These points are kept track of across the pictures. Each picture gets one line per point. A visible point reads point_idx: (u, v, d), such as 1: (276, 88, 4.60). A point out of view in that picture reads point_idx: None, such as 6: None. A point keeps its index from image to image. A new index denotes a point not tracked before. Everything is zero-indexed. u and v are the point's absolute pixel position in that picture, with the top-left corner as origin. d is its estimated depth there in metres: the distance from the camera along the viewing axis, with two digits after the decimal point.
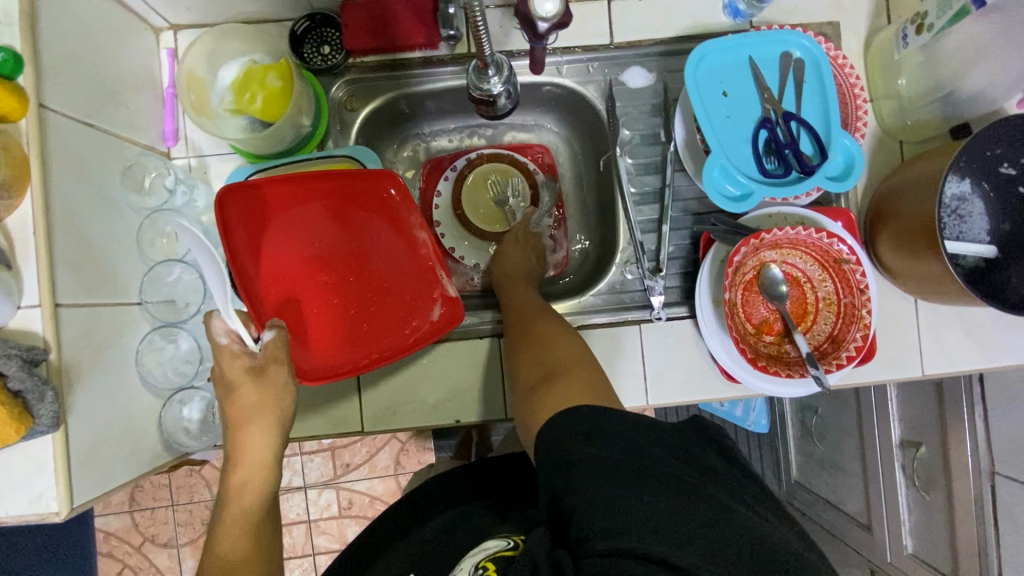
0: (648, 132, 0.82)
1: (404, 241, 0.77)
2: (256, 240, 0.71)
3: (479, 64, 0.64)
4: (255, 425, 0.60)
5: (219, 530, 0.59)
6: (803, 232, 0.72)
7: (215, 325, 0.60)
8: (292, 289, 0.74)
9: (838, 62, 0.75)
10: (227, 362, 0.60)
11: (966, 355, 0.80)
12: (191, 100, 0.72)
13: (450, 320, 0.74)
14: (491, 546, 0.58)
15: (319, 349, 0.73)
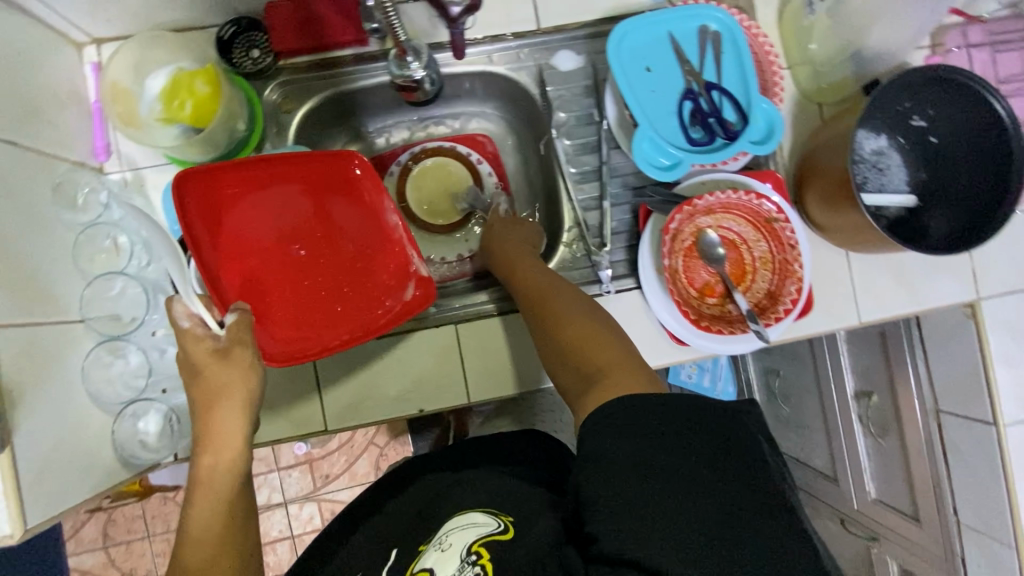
0: (582, 113, 0.84)
1: (373, 222, 0.78)
2: (216, 226, 0.71)
3: (398, 51, 0.66)
4: (224, 405, 0.61)
5: (191, 508, 0.58)
6: (734, 195, 0.76)
7: (176, 308, 0.62)
8: (258, 274, 0.74)
9: (753, 32, 0.79)
10: (192, 345, 0.62)
11: (898, 300, 0.85)
12: (120, 113, 0.72)
13: (421, 299, 0.74)
14: (479, 522, 0.59)
15: (290, 334, 0.74)
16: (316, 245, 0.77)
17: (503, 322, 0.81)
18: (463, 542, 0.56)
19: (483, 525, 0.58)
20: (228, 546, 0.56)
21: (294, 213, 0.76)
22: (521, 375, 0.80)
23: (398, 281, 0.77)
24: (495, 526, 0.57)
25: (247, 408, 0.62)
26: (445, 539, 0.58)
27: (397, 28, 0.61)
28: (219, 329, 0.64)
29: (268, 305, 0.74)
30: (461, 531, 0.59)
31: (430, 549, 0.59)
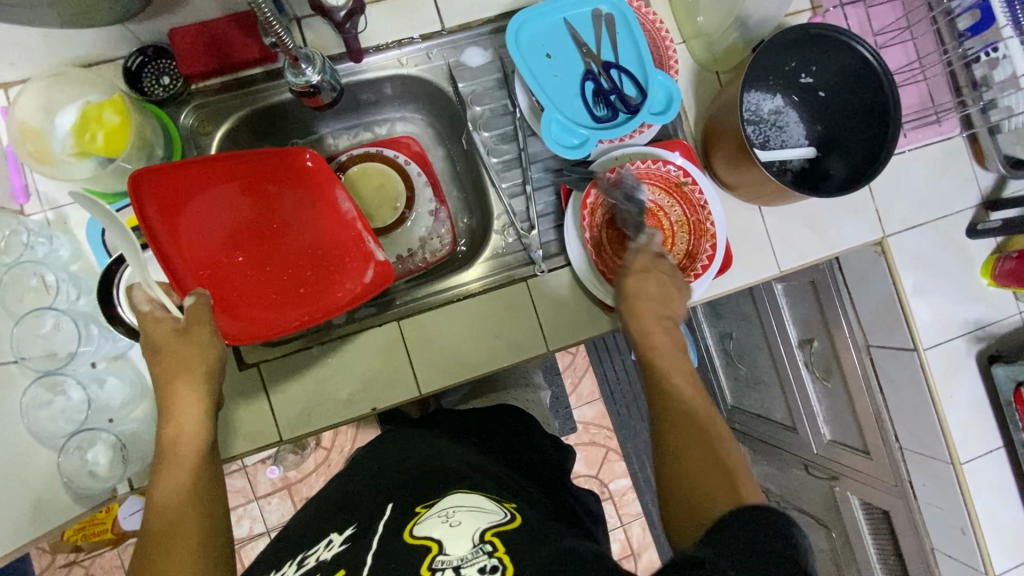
0: (497, 105, 0.88)
1: (327, 212, 0.82)
2: (168, 219, 0.69)
3: (290, 61, 0.68)
4: (187, 378, 0.62)
5: (161, 474, 0.57)
6: (643, 165, 0.80)
7: (136, 295, 0.65)
8: (212, 264, 0.74)
9: (643, 12, 0.84)
10: (151, 328, 0.64)
11: (811, 246, 0.91)
12: (31, 150, 0.72)
13: (385, 276, 0.79)
14: (488, 512, 0.53)
15: (252, 320, 0.75)
16: (268, 235, 0.80)
17: (443, 314, 0.83)
18: (474, 525, 0.49)
19: (490, 511, 0.53)
20: (194, 511, 0.56)
21: (244, 206, 0.78)
22: (466, 362, 0.83)
23: (357, 263, 0.82)
24: (502, 514, 0.53)
25: (209, 378, 0.63)
26: (453, 514, 0.51)
27: (285, 40, 0.63)
28: (178, 312, 0.65)
29: (228, 293, 0.74)
30: (470, 511, 0.52)
31: (431, 513, 0.53)
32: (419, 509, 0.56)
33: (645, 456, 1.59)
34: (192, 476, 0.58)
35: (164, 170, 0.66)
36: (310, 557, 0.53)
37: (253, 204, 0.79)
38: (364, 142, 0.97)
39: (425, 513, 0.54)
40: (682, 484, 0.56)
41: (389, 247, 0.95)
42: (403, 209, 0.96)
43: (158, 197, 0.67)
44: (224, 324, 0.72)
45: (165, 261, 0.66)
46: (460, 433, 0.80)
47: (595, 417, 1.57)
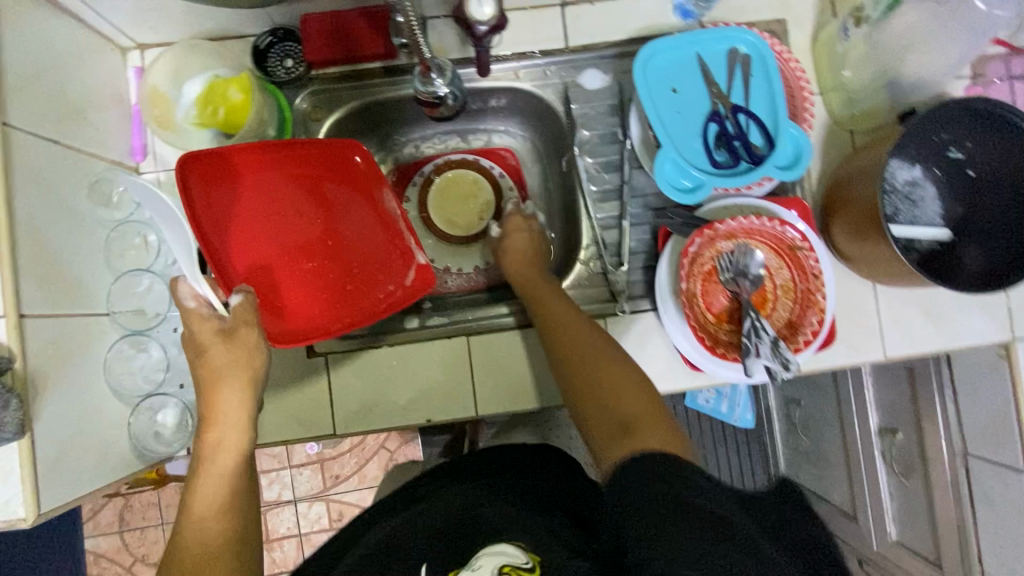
0: (606, 132, 0.84)
1: (374, 210, 0.79)
2: (222, 213, 0.72)
3: (422, 69, 0.67)
4: (228, 384, 0.61)
5: (196, 481, 0.58)
6: (757, 220, 0.74)
7: (181, 288, 0.62)
8: (263, 260, 0.76)
9: (784, 56, 0.77)
10: (197, 327, 0.62)
11: (927, 337, 0.82)
12: (156, 115, 0.75)
13: (425, 281, 0.77)
14: None
15: (299, 321, 0.75)
16: (317, 229, 0.79)
17: (511, 338, 0.80)
18: None
19: (514, 556, 0.58)
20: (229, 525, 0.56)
21: (298, 201, 0.78)
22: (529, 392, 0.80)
23: (399, 264, 0.78)
24: (525, 560, 0.57)
25: (252, 384, 0.63)
26: (481, 562, 0.58)
27: (422, 45, 0.61)
28: (224, 309, 0.64)
29: (270, 287, 0.75)
30: (498, 560, 0.57)
31: None
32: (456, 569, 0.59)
33: None
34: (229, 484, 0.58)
35: (209, 156, 0.68)
36: None
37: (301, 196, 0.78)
38: (462, 148, 0.95)
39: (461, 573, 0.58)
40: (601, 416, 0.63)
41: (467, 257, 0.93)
42: (488, 219, 0.94)
43: (205, 186, 0.69)
44: (269, 322, 0.74)
45: (213, 256, 0.69)
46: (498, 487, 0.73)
47: None
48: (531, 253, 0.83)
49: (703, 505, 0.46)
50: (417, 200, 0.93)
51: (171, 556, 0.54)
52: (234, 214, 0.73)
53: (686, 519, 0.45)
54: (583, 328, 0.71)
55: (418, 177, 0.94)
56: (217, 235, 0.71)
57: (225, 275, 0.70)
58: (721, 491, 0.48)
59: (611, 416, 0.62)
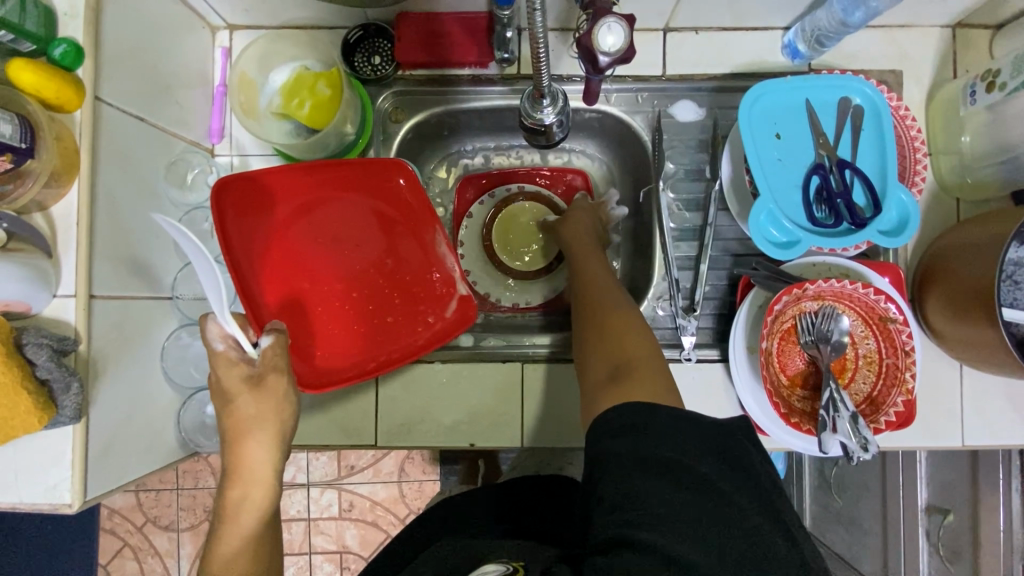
0: (692, 168, 0.80)
1: (416, 239, 0.75)
2: (258, 243, 0.69)
3: (535, 93, 0.64)
4: (255, 438, 0.57)
5: (217, 543, 0.55)
6: (849, 285, 0.69)
7: (210, 329, 0.56)
8: (300, 292, 0.72)
9: (900, 113, 0.72)
10: (224, 371, 0.57)
11: (1011, 430, 0.76)
12: (241, 101, 0.73)
13: (466, 314, 0.73)
14: (489, 570, 0.48)
15: (335, 360, 0.72)
16: (359, 258, 0.75)
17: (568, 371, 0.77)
18: None
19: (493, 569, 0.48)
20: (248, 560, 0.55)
21: (341, 227, 0.74)
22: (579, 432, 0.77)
23: (440, 294, 0.75)
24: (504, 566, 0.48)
25: (280, 440, 0.58)
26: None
27: (543, 73, 0.59)
28: (254, 352, 0.58)
29: (306, 322, 0.72)
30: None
31: None
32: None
33: None
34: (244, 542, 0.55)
35: (245, 180, 0.66)
36: None
37: (342, 220, 0.74)
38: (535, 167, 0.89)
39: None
40: (602, 349, 0.63)
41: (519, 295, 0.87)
42: (551, 259, 0.88)
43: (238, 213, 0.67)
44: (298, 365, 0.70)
45: (242, 289, 0.66)
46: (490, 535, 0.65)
47: None
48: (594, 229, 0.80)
49: (675, 459, 0.46)
50: (480, 219, 0.88)
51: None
52: (271, 245, 0.71)
53: (657, 479, 0.45)
54: (600, 277, 0.73)
55: (487, 196, 0.88)
56: (248, 266, 0.69)
57: (257, 312, 0.68)
58: (697, 437, 0.48)
59: (606, 353, 0.62)
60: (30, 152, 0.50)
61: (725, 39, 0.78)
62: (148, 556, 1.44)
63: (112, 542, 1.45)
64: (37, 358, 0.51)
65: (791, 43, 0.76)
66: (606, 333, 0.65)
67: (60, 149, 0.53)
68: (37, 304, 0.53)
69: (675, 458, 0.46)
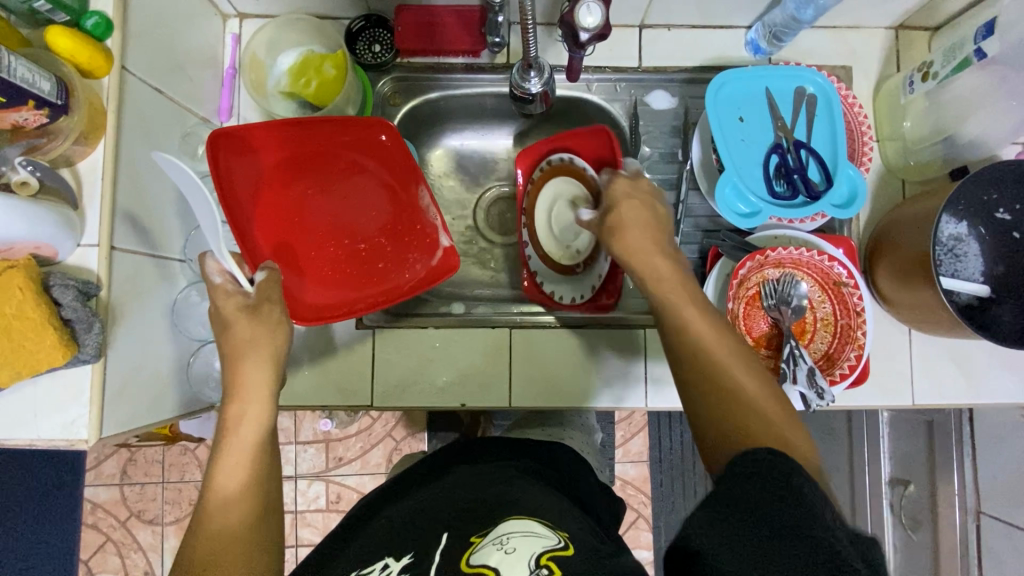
0: (667, 151, 0.87)
1: (402, 191, 0.79)
2: (251, 190, 0.74)
3: (524, 64, 0.71)
4: (250, 360, 0.59)
5: (219, 457, 0.55)
6: (806, 253, 0.77)
7: (209, 264, 0.61)
8: (291, 239, 0.77)
9: (849, 101, 0.80)
10: (221, 301, 0.61)
11: (957, 389, 0.83)
12: (250, 80, 0.79)
13: (450, 264, 0.75)
14: (540, 532, 0.49)
15: (325, 299, 0.76)
16: (350, 209, 0.80)
17: (554, 335, 0.83)
18: (530, 549, 0.46)
19: (545, 536, 0.48)
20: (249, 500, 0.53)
21: (332, 178, 0.79)
22: (559, 391, 0.82)
23: (427, 245, 0.78)
24: (556, 540, 0.48)
25: (273, 381, 0.60)
26: (508, 540, 0.47)
27: (532, 45, 0.66)
28: (250, 286, 0.63)
29: (299, 262, 0.77)
30: (524, 537, 0.48)
31: (486, 543, 0.49)
32: (475, 539, 0.51)
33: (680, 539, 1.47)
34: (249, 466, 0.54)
35: (237, 133, 0.70)
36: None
37: (333, 170, 0.79)
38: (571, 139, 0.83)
39: (482, 541, 0.49)
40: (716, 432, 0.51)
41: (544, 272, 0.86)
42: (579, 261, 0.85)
43: (232, 159, 0.71)
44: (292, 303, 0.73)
45: (238, 232, 0.70)
46: (516, 473, 0.64)
47: (636, 478, 1.48)
48: (656, 236, 0.64)
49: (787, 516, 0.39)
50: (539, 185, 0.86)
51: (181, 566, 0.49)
52: (263, 192, 0.75)
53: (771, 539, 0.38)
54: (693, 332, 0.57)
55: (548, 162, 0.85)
56: (242, 211, 0.72)
57: (251, 252, 0.72)
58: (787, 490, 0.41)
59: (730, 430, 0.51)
60: (64, 109, 0.55)
61: (695, 35, 0.87)
62: (131, 550, 1.43)
63: (93, 538, 1.44)
64: (63, 298, 0.54)
65: (753, 39, 0.84)
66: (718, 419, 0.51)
67: (89, 110, 0.58)
68: (63, 250, 0.57)
69: (825, 535, 0.38)
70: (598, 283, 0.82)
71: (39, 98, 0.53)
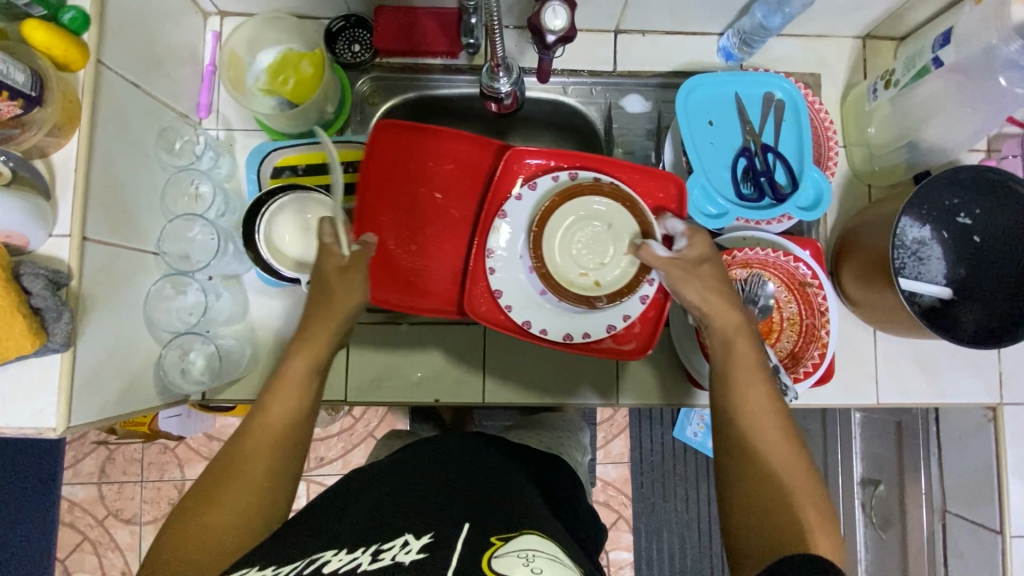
0: (641, 154, 0.89)
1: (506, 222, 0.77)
2: (389, 179, 0.77)
3: (491, 66, 0.72)
4: (331, 312, 0.62)
5: (273, 390, 0.58)
6: (772, 253, 0.79)
7: (323, 226, 0.63)
8: (410, 232, 0.78)
9: (815, 107, 0.83)
10: (323, 259, 0.63)
11: (920, 388, 0.87)
12: (230, 77, 0.80)
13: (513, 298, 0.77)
14: (562, 561, 0.44)
15: (410, 293, 0.77)
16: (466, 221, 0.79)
17: None
18: None
19: (567, 565, 0.44)
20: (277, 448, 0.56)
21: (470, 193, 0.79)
22: (530, 387, 0.84)
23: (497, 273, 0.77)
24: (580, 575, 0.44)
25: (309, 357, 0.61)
26: (534, 558, 0.43)
27: (499, 46, 0.67)
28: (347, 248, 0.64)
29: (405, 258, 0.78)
30: (550, 561, 0.43)
31: (508, 550, 0.45)
32: (495, 541, 0.46)
33: (659, 540, 1.47)
34: (293, 415, 0.57)
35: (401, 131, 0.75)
36: (384, 552, 0.45)
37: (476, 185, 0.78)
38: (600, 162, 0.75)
39: (503, 546, 0.45)
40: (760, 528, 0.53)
41: (509, 287, 0.75)
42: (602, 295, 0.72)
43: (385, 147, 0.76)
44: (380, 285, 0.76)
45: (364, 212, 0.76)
46: (520, 474, 0.65)
47: (617, 480, 1.48)
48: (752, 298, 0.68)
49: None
50: (540, 194, 0.74)
51: (217, 461, 0.55)
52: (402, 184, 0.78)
53: None
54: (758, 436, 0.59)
55: (563, 175, 0.74)
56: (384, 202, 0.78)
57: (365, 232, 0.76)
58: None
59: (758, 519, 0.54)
60: (38, 101, 0.56)
61: (668, 41, 0.89)
62: (108, 550, 1.42)
63: (70, 537, 1.43)
64: (33, 287, 0.55)
65: (725, 46, 0.87)
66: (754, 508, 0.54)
67: (64, 102, 0.59)
68: (35, 240, 0.57)
69: None
70: (620, 323, 0.74)
71: (14, 89, 0.54)
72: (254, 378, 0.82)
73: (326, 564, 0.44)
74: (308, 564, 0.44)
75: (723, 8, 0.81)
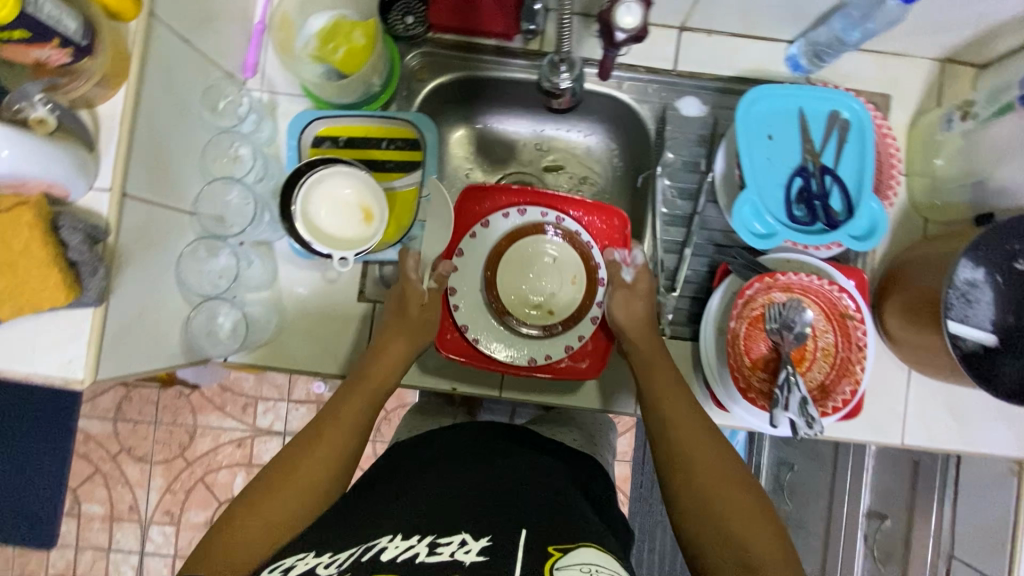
0: (690, 160, 0.86)
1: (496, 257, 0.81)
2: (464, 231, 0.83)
3: (554, 59, 0.70)
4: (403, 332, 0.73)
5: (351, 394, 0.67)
6: (815, 280, 0.76)
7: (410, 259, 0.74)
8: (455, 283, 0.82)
9: (883, 131, 0.78)
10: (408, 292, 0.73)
11: (945, 433, 0.85)
12: (279, 39, 0.79)
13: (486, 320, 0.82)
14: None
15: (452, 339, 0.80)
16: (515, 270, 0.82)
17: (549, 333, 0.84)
18: None
19: None
20: (349, 441, 0.63)
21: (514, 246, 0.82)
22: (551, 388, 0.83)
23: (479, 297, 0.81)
24: None
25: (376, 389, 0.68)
26: None
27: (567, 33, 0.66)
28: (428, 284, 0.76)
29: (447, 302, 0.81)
30: None
31: (569, 561, 0.45)
32: (553, 551, 0.46)
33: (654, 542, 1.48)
34: (365, 414, 0.66)
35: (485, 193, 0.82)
36: (443, 548, 0.46)
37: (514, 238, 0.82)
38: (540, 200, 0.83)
39: (562, 557, 0.45)
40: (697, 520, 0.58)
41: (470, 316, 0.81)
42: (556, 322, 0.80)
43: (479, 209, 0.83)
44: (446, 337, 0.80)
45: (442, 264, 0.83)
46: (553, 464, 0.67)
47: None
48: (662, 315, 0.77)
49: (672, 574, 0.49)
50: (493, 231, 0.82)
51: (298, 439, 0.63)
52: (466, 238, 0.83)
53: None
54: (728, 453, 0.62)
55: (513, 212, 0.82)
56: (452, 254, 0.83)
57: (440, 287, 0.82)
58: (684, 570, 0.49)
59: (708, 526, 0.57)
60: (88, 50, 0.54)
61: (734, 44, 0.84)
62: (119, 484, 1.47)
63: (82, 468, 1.47)
64: (71, 240, 0.54)
65: (794, 55, 0.83)
66: (718, 541, 0.56)
67: (114, 53, 0.57)
68: (75, 191, 0.56)
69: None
70: (576, 343, 0.80)
71: (65, 37, 0.52)
72: (276, 346, 0.82)
73: (383, 553, 0.45)
74: (365, 552, 0.45)
75: (799, 15, 0.77)
